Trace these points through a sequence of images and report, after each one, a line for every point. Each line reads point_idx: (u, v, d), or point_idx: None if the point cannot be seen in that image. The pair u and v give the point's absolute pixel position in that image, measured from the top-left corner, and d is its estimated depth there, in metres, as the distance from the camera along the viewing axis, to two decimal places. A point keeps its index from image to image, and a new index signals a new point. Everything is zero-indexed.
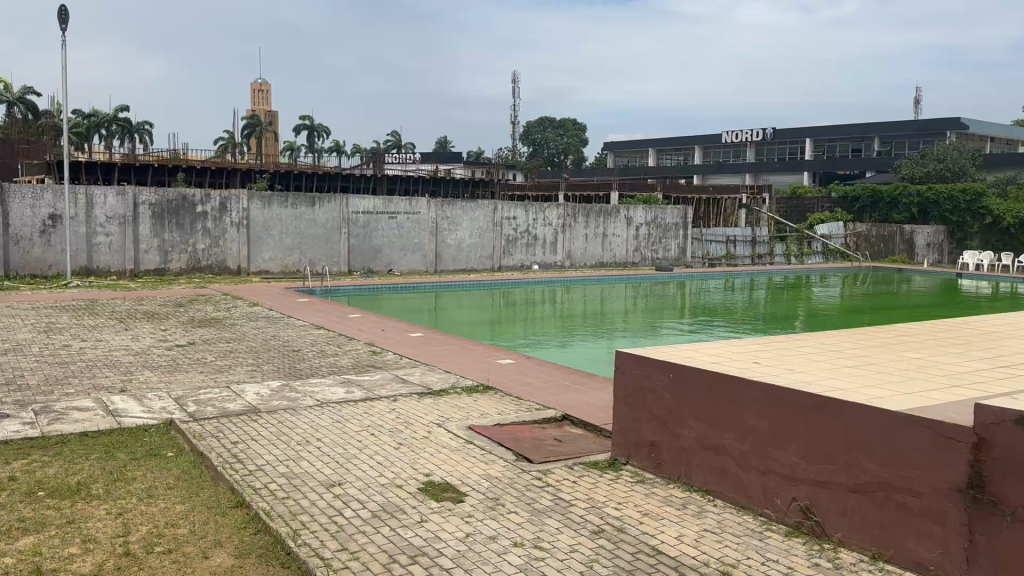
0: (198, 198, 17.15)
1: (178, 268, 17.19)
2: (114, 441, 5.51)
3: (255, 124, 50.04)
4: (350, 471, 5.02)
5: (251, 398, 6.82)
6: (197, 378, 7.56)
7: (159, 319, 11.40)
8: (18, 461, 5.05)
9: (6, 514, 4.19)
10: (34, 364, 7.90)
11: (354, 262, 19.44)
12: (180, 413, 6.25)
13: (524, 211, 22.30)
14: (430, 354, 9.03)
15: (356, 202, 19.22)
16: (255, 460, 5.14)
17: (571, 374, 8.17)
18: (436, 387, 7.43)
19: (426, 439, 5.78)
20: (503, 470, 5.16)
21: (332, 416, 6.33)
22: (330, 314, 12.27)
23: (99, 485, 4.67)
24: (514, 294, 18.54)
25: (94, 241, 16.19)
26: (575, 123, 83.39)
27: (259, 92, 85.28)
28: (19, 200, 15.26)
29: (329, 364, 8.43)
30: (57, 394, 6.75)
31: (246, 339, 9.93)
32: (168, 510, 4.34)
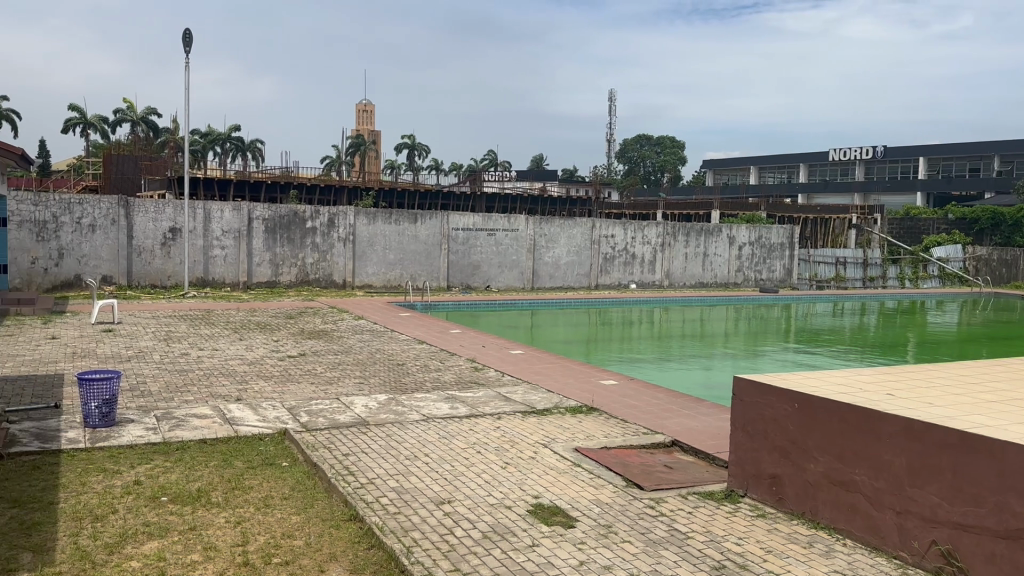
0: (309, 213, 17.75)
1: (287, 281, 17.78)
2: (231, 448, 5.67)
3: (360, 143, 51.64)
4: (459, 489, 4.96)
5: (359, 411, 6.91)
6: (307, 388, 7.74)
7: (270, 329, 11.80)
8: (143, 465, 5.23)
9: (133, 518, 4.33)
10: (157, 371, 8.28)
11: (453, 278, 19.68)
12: (294, 423, 6.38)
13: (622, 229, 22.08)
14: (532, 372, 8.96)
15: (457, 219, 19.49)
16: (366, 472, 5.17)
17: (677, 398, 7.93)
18: (539, 406, 7.32)
19: (533, 460, 5.67)
20: (613, 496, 5.00)
21: (438, 431, 6.32)
22: (432, 329, 12.40)
23: (219, 493, 4.78)
24: (611, 313, 18.32)
25: (211, 253, 16.95)
26: (673, 140, 82.57)
27: (363, 112, 88.05)
28: (143, 214, 16.14)
29: (432, 379, 8.47)
30: (178, 400, 7.02)
31: (353, 351, 10.14)
32: (284, 520, 4.39)
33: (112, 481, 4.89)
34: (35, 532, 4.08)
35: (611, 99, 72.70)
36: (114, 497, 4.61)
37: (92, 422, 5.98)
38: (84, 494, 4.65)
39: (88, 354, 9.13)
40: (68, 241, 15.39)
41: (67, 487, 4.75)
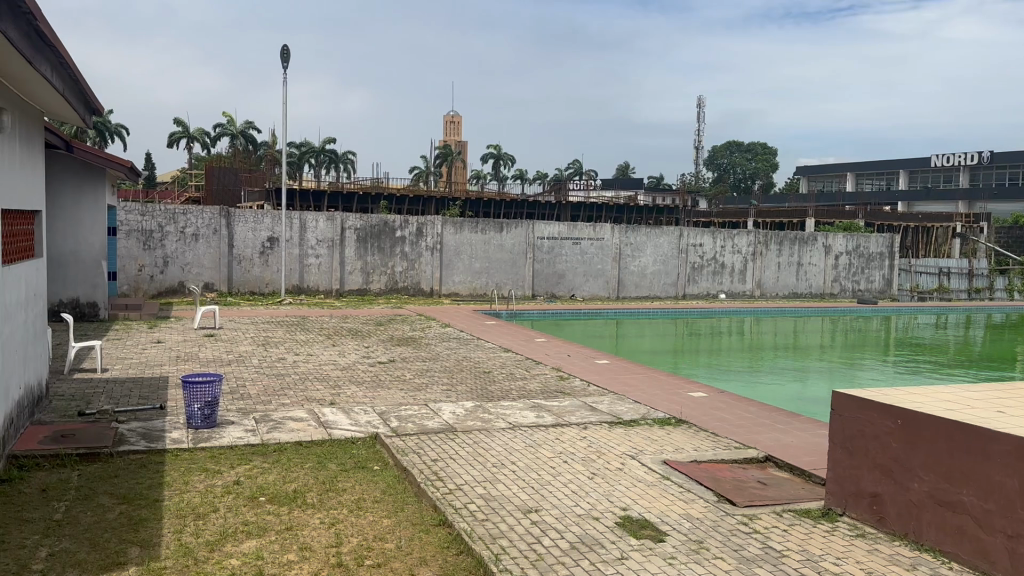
0: (398, 223, 18.15)
1: (378, 288, 18.21)
2: (325, 452, 5.83)
3: (447, 154, 52.48)
4: (546, 498, 4.95)
5: (447, 417, 6.99)
6: (397, 394, 7.90)
7: (361, 336, 12.10)
8: (242, 466, 5.44)
9: (233, 517, 4.50)
10: (256, 374, 8.61)
11: (538, 286, 19.75)
12: (385, 428, 6.51)
13: (711, 238, 21.66)
14: (619, 382, 8.87)
15: (542, 228, 19.56)
16: (454, 479, 5.22)
17: (770, 411, 7.69)
18: (626, 417, 7.24)
19: (620, 471, 5.61)
20: (703, 511, 4.89)
21: (524, 440, 6.33)
22: (517, 337, 12.46)
23: (314, 494, 4.93)
24: (699, 324, 17.96)
25: (306, 262, 17.55)
26: (764, 147, 80.52)
27: (450, 124, 89.39)
28: (243, 224, 16.86)
29: (518, 388, 8.50)
30: (276, 404, 7.27)
31: (441, 359, 10.28)
32: (377, 523, 4.49)
33: (214, 481, 5.11)
34: (143, 527, 4.29)
35: (699, 106, 71.59)
36: (216, 496, 4.82)
37: (195, 423, 6.27)
38: (187, 493, 4.88)
39: (191, 357, 9.60)
40: (172, 249, 16.19)
41: (172, 485, 4.99)
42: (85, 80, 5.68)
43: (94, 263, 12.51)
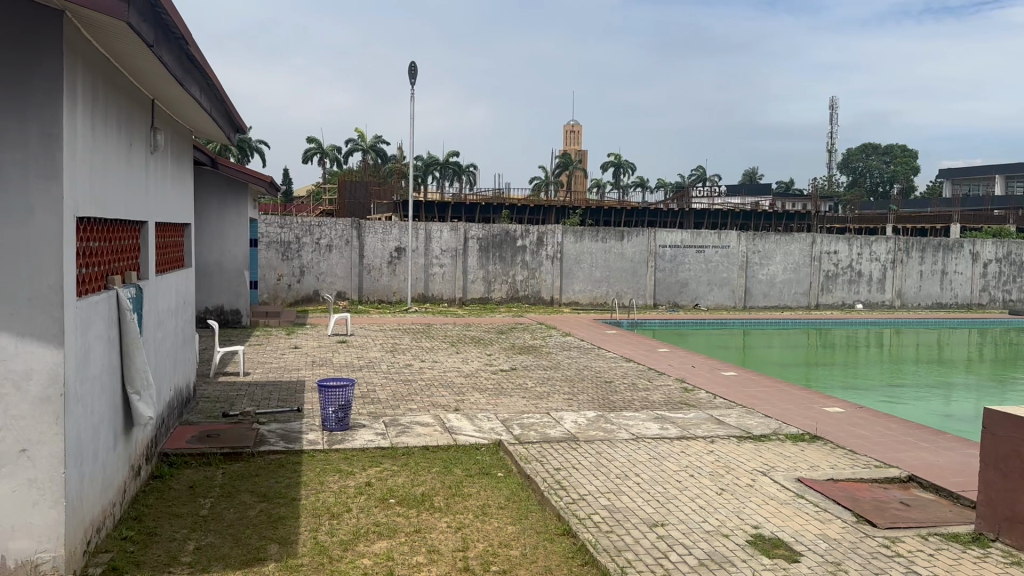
0: (519, 233, 18.34)
1: (499, 297, 18.46)
2: (451, 456, 5.96)
3: (568, 163, 52.57)
4: (673, 513, 4.84)
5: (570, 426, 6.98)
6: (519, 402, 7.96)
7: (484, 344, 12.30)
8: (373, 468, 5.64)
9: (365, 517, 4.66)
10: (385, 380, 8.93)
11: (660, 295, 19.43)
12: (508, 435, 6.58)
13: (846, 245, 20.60)
14: (747, 396, 8.55)
15: (664, 235, 19.25)
16: (578, 489, 5.19)
17: (914, 429, 7.20)
18: (756, 431, 6.98)
19: (751, 488, 5.40)
20: (841, 532, 4.63)
21: (648, 452, 6.22)
22: (640, 347, 12.27)
23: (440, 498, 5.03)
24: (832, 335, 17.07)
25: (430, 271, 18.03)
26: (903, 149, 76.02)
27: (570, 133, 89.61)
28: (373, 235, 17.53)
29: (641, 398, 8.36)
30: (403, 409, 7.50)
31: (562, 367, 10.28)
32: (502, 529, 4.53)
33: (347, 481, 5.32)
34: (281, 525, 4.52)
35: (831, 107, 68.43)
36: (349, 497, 5.01)
37: (330, 425, 6.55)
38: (322, 493, 5.09)
39: (325, 362, 10.06)
40: (308, 259, 17.04)
41: (308, 485, 5.24)
42: (230, 101, 6.10)
43: (237, 273, 13.36)
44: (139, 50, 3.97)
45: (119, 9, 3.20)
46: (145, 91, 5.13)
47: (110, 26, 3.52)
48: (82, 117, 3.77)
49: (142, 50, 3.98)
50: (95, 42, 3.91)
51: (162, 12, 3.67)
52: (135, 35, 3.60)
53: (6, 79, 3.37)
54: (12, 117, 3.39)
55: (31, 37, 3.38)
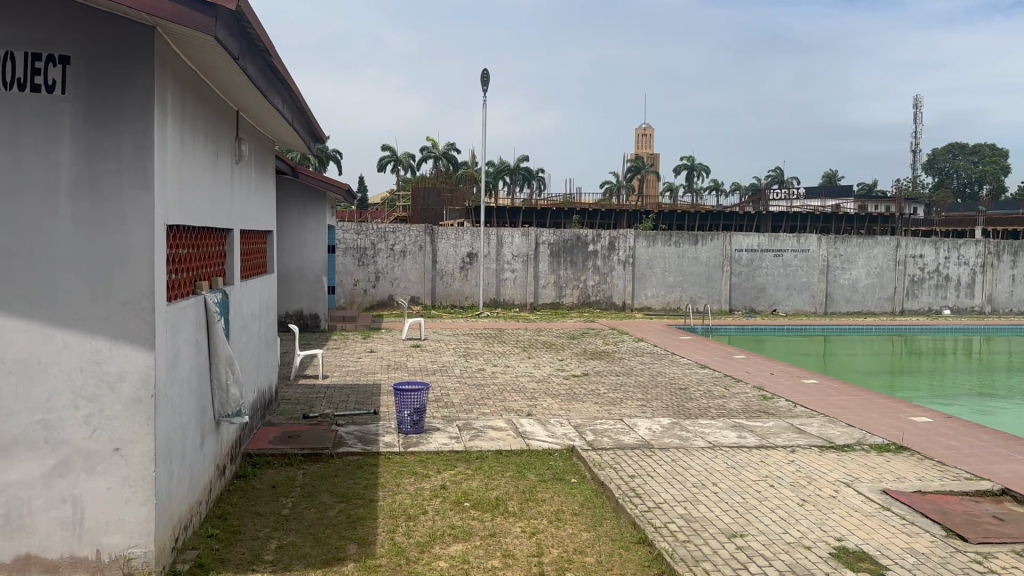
0: (591, 237, 18.26)
1: (571, 302, 18.41)
2: (525, 461, 5.97)
3: (640, 167, 52.07)
4: (752, 523, 4.72)
5: (643, 433, 6.89)
6: (592, 408, 7.90)
7: (555, 349, 12.27)
8: (447, 471, 5.70)
9: (440, 520, 4.70)
10: (458, 384, 9.01)
11: (736, 300, 19.01)
12: (581, 441, 6.54)
13: (933, 249, 19.76)
14: (828, 404, 8.28)
15: (740, 239, 18.84)
16: (653, 496, 5.12)
17: (1010, 440, 6.83)
18: (838, 441, 6.75)
19: (834, 499, 5.22)
20: (929, 546, 4.43)
21: (726, 461, 6.09)
22: (715, 353, 12.04)
23: (514, 503, 5.04)
24: (918, 342, 16.39)
25: (502, 276, 18.12)
26: (994, 148, 72.60)
27: (642, 136, 88.63)
28: (445, 241, 17.74)
29: (717, 406, 8.18)
30: (476, 413, 7.56)
31: (635, 373, 10.17)
32: (576, 536, 4.51)
33: (422, 484, 5.39)
34: (360, 526, 4.61)
35: (915, 106, 65.86)
36: (424, 499, 5.07)
37: (405, 429, 6.64)
38: (398, 494, 5.17)
39: (399, 366, 10.22)
40: (383, 265, 17.36)
41: (385, 486, 5.32)
42: (310, 111, 6.27)
43: (315, 279, 13.72)
44: (224, 63, 4.13)
45: (207, 24, 3.33)
46: (230, 103, 5.32)
47: (199, 40, 3.67)
48: (172, 129, 3.93)
49: (227, 63, 4.13)
50: (183, 56, 4.08)
51: (247, 25, 3.81)
52: (221, 49, 3.74)
53: (102, 94, 3.54)
54: (108, 129, 3.57)
55: (126, 52, 3.54)
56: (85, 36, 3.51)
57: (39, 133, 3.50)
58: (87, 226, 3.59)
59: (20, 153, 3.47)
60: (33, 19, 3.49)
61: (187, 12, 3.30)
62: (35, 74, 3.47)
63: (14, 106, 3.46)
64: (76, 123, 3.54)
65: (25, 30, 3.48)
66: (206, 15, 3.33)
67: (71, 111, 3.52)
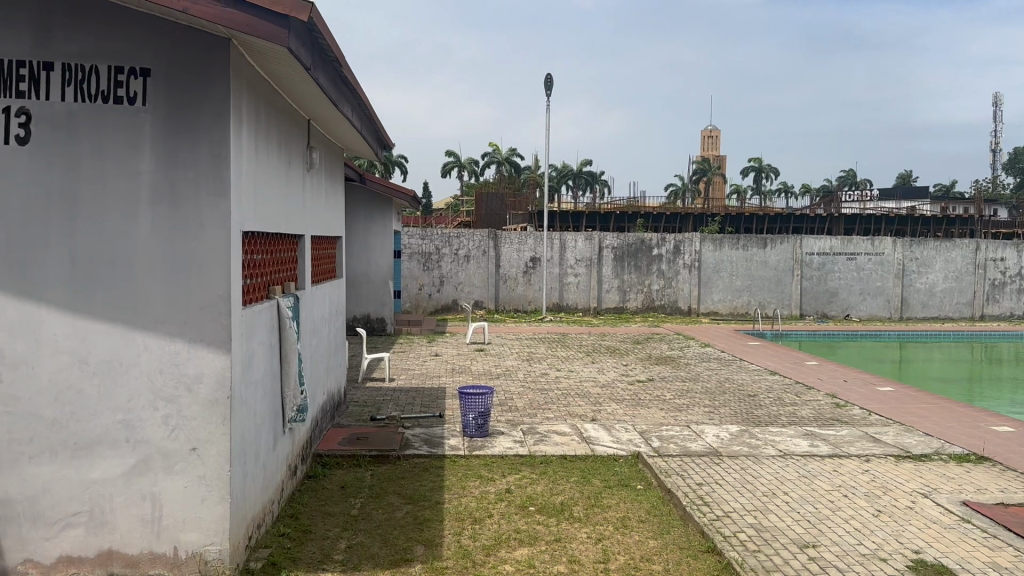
0: (655, 241, 18.06)
1: (635, 306, 18.24)
2: (590, 467, 5.93)
3: (706, 170, 51.34)
4: (825, 534, 4.57)
5: (711, 440, 6.77)
6: (658, 414, 7.81)
7: (619, 354, 12.18)
8: (512, 475, 5.71)
9: (505, 524, 4.72)
10: (522, 388, 9.02)
11: (806, 306, 18.52)
12: (647, 447, 6.46)
13: (1016, 252, 18.88)
14: (905, 412, 7.97)
15: (811, 242, 18.36)
16: (722, 505, 5.02)
17: None
18: (915, 450, 6.50)
19: (910, 510, 5.02)
20: (1013, 561, 4.22)
21: (797, 469, 5.93)
22: (786, 360, 11.74)
23: (580, 508, 5.01)
24: (1000, 349, 15.67)
25: (565, 281, 18.08)
26: None
27: (709, 138, 87.16)
28: (509, 245, 17.81)
29: (788, 413, 7.97)
30: (540, 417, 7.55)
31: (702, 379, 10.00)
32: (643, 544, 4.46)
33: (488, 487, 5.41)
34: (426, 527, 4.66)
35: (996, 104, 63.18)
36: (490, 502, 5.09)
37: (470, 432, 6.68)
38: (464, 497, 5.21)
39: (464, 370, 10.29)
40: (448, 269, 17.53)
41: (451, 489, 5.36)
42: (378, 119, 6.38)
43: (382, 283, 13.95)
44: (297, 73, 4.24)
45: (280, 34, 3.43)
46: (301, 112, 5.46)
47: (271, 51, 3.77)
48: (247, 138, 4.05)
49: (299, 73, 4.23)
50: (258, 67, 4.20)
51: (318, 35, 3.89)
52: (293, 59, 3.85)
53: (181, 105, 3.68)
54: (185, 138, 3.69)
55: (203, 64, 3.66)
56: (165, 49, 3.65)
57: (121, 143, 3.66)
58: (167, 232, 3.73)
59: (104, 161, 3.64)
60: (117, 34, 3.65)
61: (261, 24, 3.41)
62: (118, 86, 3.62)
63: (98, 117, 3.63)
64: (156, 132, 3.68)
65: (109, 45, 3.64)
66: (279, 26, 3.42)
67: (151, 122, 3.67)
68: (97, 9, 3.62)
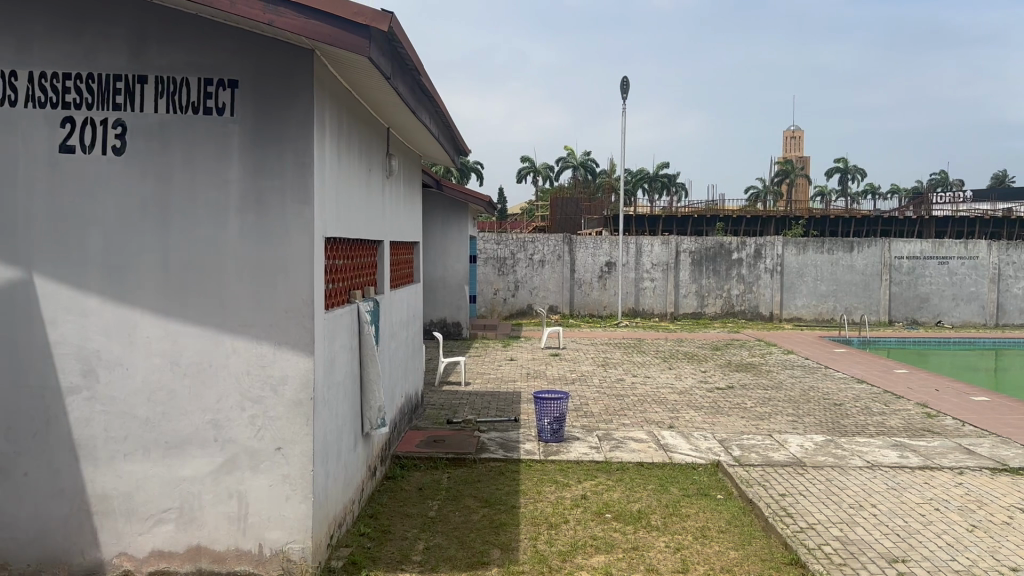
0: (735, 245, 17.68)
1: (713, 312, 17.87)
2: (668, 475, 5.84)
3: (787, 172, 49.98)
4: (915, 549, 4.37)
5: (795, 450, 6.56)
6: (738, 422, 7.61)
7: (698, 360, 11.96)
8: (588, 481, 5.66)
9: (582, 530, 4.69)
10: (597, 394, 8.95)
11: (895, 312, 17.78)
12: (728, 456, 6.32)
13: None
14: (1004, 424, 7.55)
15: (900, 246, 17.64)
16: (806, 517, 4.85)
17: None
18: (1014, 463, 6.15)
19: (1009, 526, 4.74)
20: None
21: (885, 481, 5.69)
22: (873, 368, 11.29)
23: (658, 517, 4.93)
24: None
25: (642, 285, 17.87)
26: None
27: (790, 139, 84.77)
28: (584, 250, 17.74)
29: (876, 423, 7.66)
30: (616, 423, 7.47)
31: (784, 387, 9.71)
32: (722, 554, 4.35)
33: (563, 493, 5.38)
34: (502, 531, 4.67)
35: None
36: (566, 508, 5.06)
37: (545, 437, 6.68)
38: (540, 502, 5.20)
39: (539, 375, 10.27)
40: (523, 274, 17.58)
41: (527, 493, 5.37)
42: (455, 126, 6.46)
43: (458, 288, 14.08)
44: (377, 82, 4.32)
45: (361, 44, 3.49)
46: (381, 120, 5.57)
47: (353, 61, 3.85)
48: (329, 146, 4.16)
49: (379, 81, 4.31)
50: (339, 76, 4.31)
51: (397, 44, 3.95)
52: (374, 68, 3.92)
53: (267, 115, 3.80)
54: (271, 148, 3.82)
55: (288, 75, 3.78)
56: (252, 62, 3.78)
57: (211, 153, 3.81)
58: (254, 240, 3.86)
59: (195, 170, 3.81)
60: (206, 47, 3.80)
61: (341, 34, 3.47)
62: (208, 97, 3.78)
63: (189, 128, 3.79)
64: (243, 142, 3.81)
65: (200, 58, 3.80)
66: (359, 36, 3.48)
67: (239, 132, 3.81)
68: (188, 24, 3.79)
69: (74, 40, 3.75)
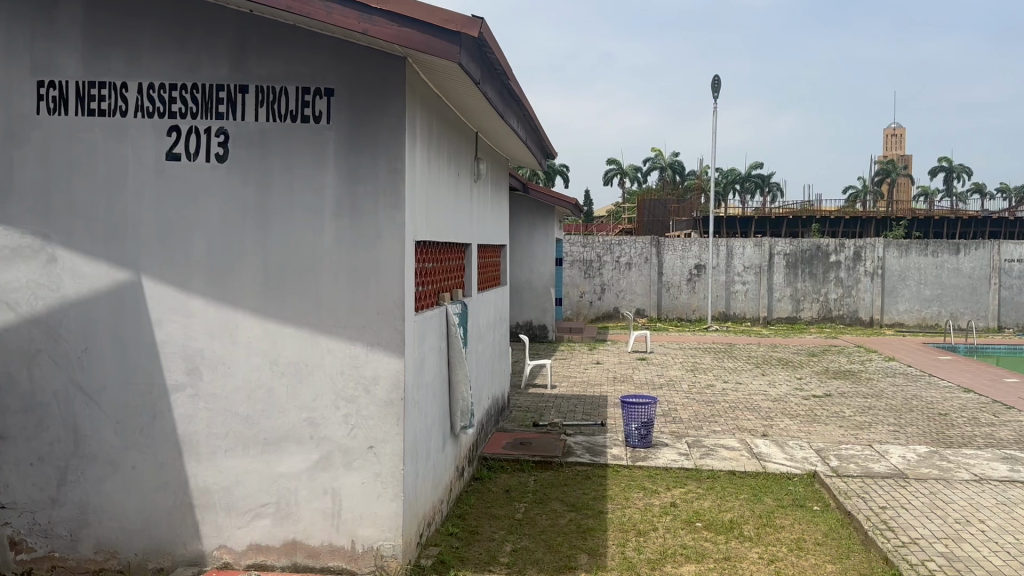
0: (833, 247, 17.02)
1: (809, 317, 17.26)
2: (760, 484, 5.66)
3: (889, 171, 47.79)
4: None
5: (896, 461, 6.25)
6: (835, 432, 7.32)
7: (791, 366, 11.57)
8: (677, 488, 5.55)
9: (671, 538, 4.59)
10: (686, 399, 8.78)
11: (1007, 317, 16.75)
12: (824, 466, 6.08)
13: None
14: None
15: (1011, 248, 16.63)
16: (908, 531, 4.60)
17: None
18: None
19: None
20: None
21: (996, 496, 5.35)
22: (982, 376, 10.66)
23: (750, 527, 4.78)
24: None
25: (732, 288, 17.44)
26: None
27: (892, 137, 80.94)
28: (672, 252, 17.46)
29: (985, 435, 7.23)
30: (706, 430, 7.30)
31: (885, 395, 9.28)
32: (818, 567, 4.18)
33: (651, 500, 5.29)
34: (590, 536, 4.63)
35: None
36: (654, 515, 4.97)
37: (633, 442, 6.59)
38: (628, 508, 5.13)
39: (626, 379, 10.15)
40: (609, 277, 17.44)
41: (615, 499, 5.30)
42: (543, 129, 6.47)
43: (544, 291, 14.09)
44: (468, 88, 4.38)
45: (451, 50, 3.53)
46: (470, 125, 5.63)
47: (444, 67, 3.90)
48: (420, 152, 4.23)
49: (469, 86, 4.35)
50: (431, 83, 4.39)
51: (487, 49, 3.98)
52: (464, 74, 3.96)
53: (361, 123, 3.90)
54: (366, 154, 3.91)
55: (381, 82, 3.86)
56: (346, 69, 3.88)
57: (308, 160, 3.93)
58: (348, 243, 3.96)
59: (293, 177, 3.94)
60: (304, 56, 3.92)
61: (433, 40, 3.52)
62: (305, 106, 3.90)
63: (287, 136, 3.93)
64: (339, 148, 3.92)
65: (298, 67, 3.92)
66: (449, 42, 3.52)
67: (334, 139, 3.92)
68: (286, 35, 3.92)
69: (180, 53, 3.95)
